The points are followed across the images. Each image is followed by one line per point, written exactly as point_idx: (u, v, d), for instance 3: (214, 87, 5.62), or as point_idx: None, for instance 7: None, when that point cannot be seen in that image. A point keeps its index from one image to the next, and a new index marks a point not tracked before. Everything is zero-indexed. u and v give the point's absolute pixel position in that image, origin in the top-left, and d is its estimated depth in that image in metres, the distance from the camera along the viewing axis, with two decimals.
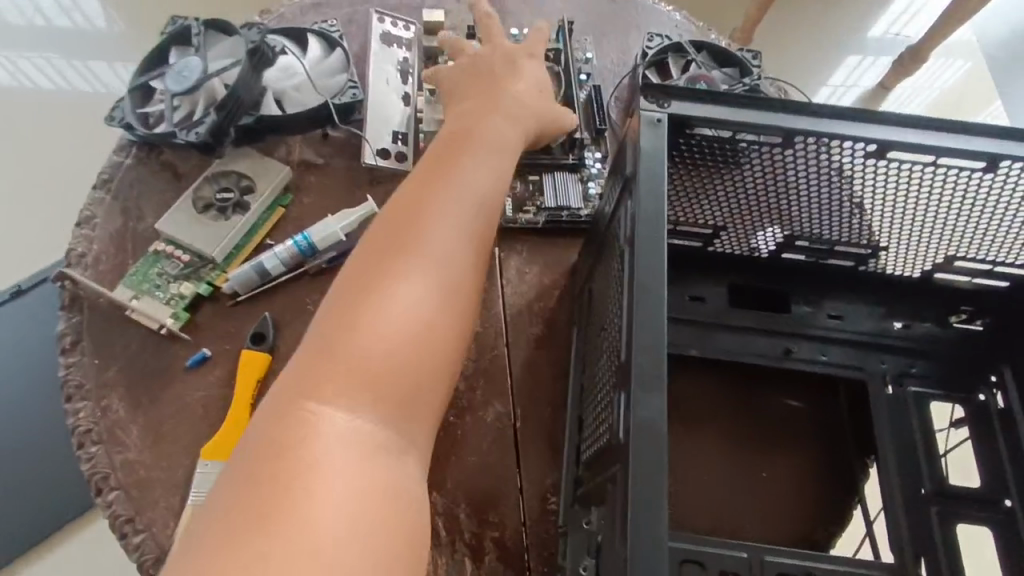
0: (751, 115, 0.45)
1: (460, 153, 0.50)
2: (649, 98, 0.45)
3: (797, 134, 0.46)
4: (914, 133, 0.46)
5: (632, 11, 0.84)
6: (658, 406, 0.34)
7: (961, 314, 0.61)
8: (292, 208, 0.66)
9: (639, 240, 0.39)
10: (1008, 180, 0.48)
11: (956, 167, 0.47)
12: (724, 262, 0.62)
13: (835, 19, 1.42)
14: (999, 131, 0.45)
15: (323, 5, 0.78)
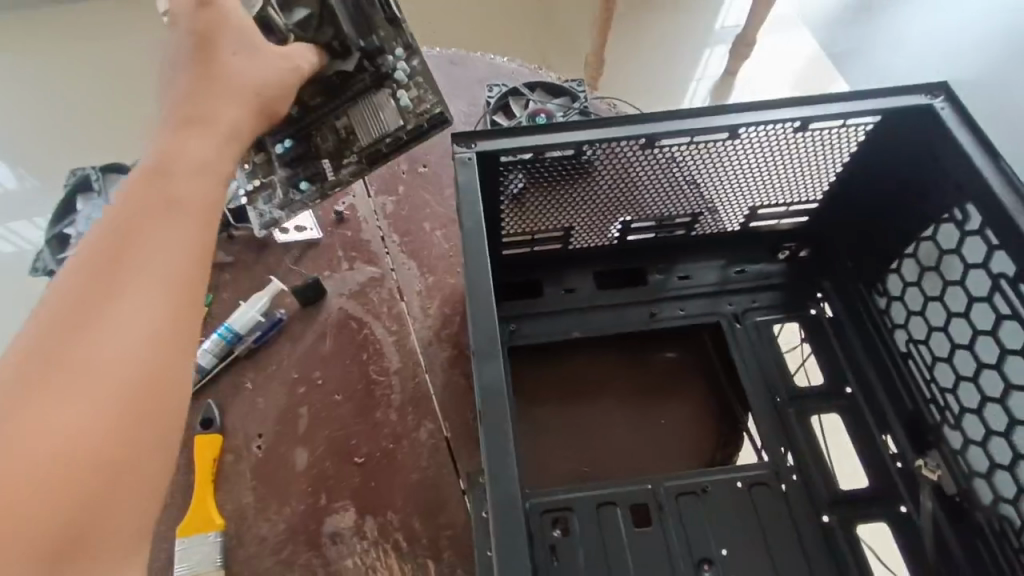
0: (540, 139, 0.56)
1: (158, 190, 0.43)
2: (459, 144, 0.56)
3: (585, 144, 0.57)
4: (666, 119, 0.57)
5: (474, 71, 0.98)
6: (497, 371, 0.44)
7: (785, 251, 0.74)
8: (216, 305, 0.76)
9: (469, 250, 0.49)
10: (753, 140, 0.60)
11: (707, 141, 0.59)
12: (587, 255, 0.72)
13: (672, 29, 1.63)
14: (729, 108, 0.57)
15: None
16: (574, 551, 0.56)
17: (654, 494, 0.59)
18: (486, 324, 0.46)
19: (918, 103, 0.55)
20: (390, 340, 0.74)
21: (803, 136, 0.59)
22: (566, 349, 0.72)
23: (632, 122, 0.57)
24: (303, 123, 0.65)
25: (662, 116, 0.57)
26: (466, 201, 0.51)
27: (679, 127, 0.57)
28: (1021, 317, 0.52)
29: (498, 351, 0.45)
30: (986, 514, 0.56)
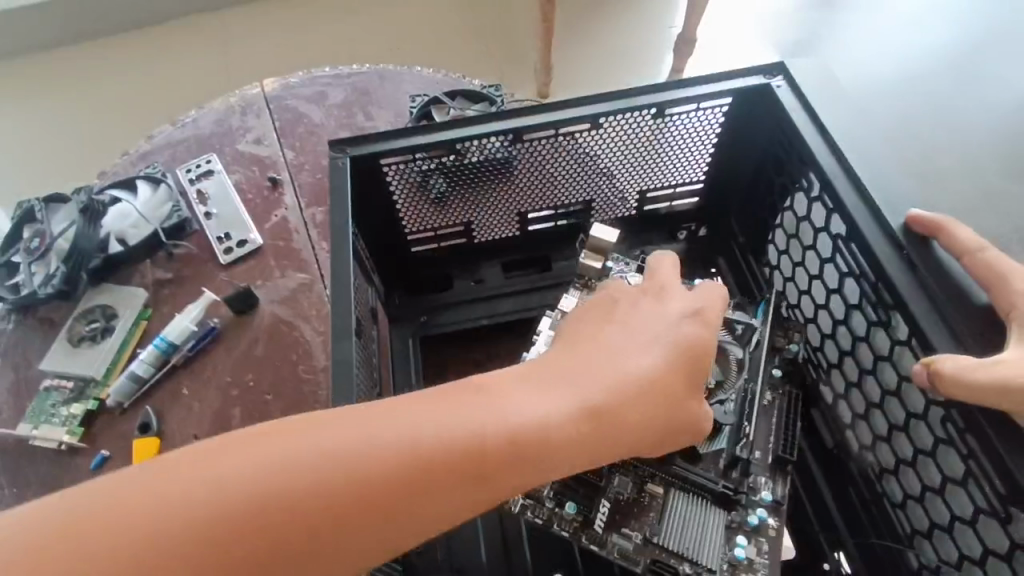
0: (415, 139, 0.62)
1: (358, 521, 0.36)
2: (336, 149, 0.61)
3: (456, 143, 0.63)
4: (530, 116, 0.63)
5: (401, 83, 1.03)
6: (347, 349, 0.49)
7: (685, 231, 0.79)
8: (153, 318, 0.80)
9: (336, 232, 0.54)
10: (616, 128, 0.66)
11: (573, 131, 0.65)
12: (494, 247, 0.77)
13: (617, 35, 1.69)
14: (588, 99, 0.63)
15: (149, 155, 0.96)
16: (470, 520, 0.61)
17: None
18: (346, 305, 0.51)
19: (757, 83, 0.62)
20: (319, 341, 0.79)
21: (663, 122, 0.66)
22: (475, 335, 0.77)
23: (498, 119, 0.63)
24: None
25: (526, 112, 0.63)
26: (336, 199, 0.56)
27: (542, 120, 0.63)
28: (854, 274, 0.55)
29: (351, 332, 0.50)
30: (856, 462, 0.59)
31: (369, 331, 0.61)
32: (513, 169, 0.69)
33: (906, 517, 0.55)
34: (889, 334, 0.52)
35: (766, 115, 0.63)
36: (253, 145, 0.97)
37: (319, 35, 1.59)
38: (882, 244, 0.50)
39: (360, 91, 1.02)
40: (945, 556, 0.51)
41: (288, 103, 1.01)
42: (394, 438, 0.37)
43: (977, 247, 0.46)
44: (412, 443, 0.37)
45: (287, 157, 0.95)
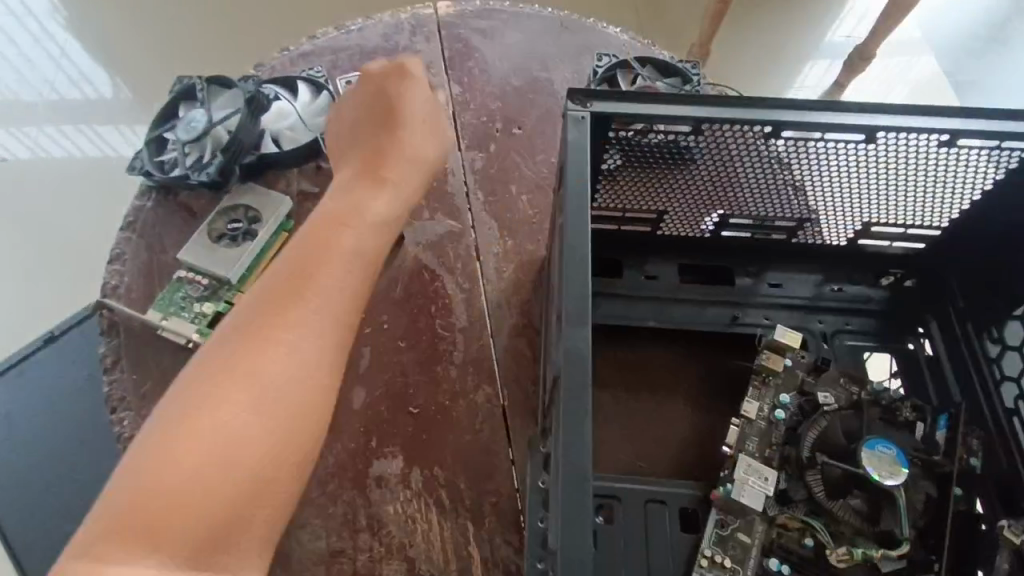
0: (664, 108, 0.53)
1: (218, 366, 0.48)
2: (574, 101, 0.52)
3: (702, 124, 0.53)
4: (803, 113, 0.53)
5: (583, 36, 0.93)
6: (583, 339, 0.42)
7: (890, 277, 0.70)
8: (295, 231, 0.75)
9: (571, 198, 0.47)
10: (888, 148, 0.56)
11: (839, 141, 0.55)
12: (676, 244, 0.70)
13: (783, 30, 1.55)
14: (875, 107, 0.53)
15: (309, 56, 0.90)
16: (615, 541, 0.55)
17: (701, 499, 0.57)
18: (576, 280, 0.43)
19: None
20: (461, 298, 0.73)
21: (946, 152, 0.55)
22: (635, 334, 0.70)
23: (764, 107, 0.53)
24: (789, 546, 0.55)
25: (800, 107, 0.53)
26: (574, 162, 0.48)
27: (816, 121, 0.52)
28: None
29: (587, 319, 0.42)
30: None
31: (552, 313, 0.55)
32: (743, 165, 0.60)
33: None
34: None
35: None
36: None
37: None
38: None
39: (538, 34, 0.93)
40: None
41: (461, 30, 0.93)
42: (277, 279, 0.53)
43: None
44: (287, 265, 0.55)
45: (452, 90, 0.88)
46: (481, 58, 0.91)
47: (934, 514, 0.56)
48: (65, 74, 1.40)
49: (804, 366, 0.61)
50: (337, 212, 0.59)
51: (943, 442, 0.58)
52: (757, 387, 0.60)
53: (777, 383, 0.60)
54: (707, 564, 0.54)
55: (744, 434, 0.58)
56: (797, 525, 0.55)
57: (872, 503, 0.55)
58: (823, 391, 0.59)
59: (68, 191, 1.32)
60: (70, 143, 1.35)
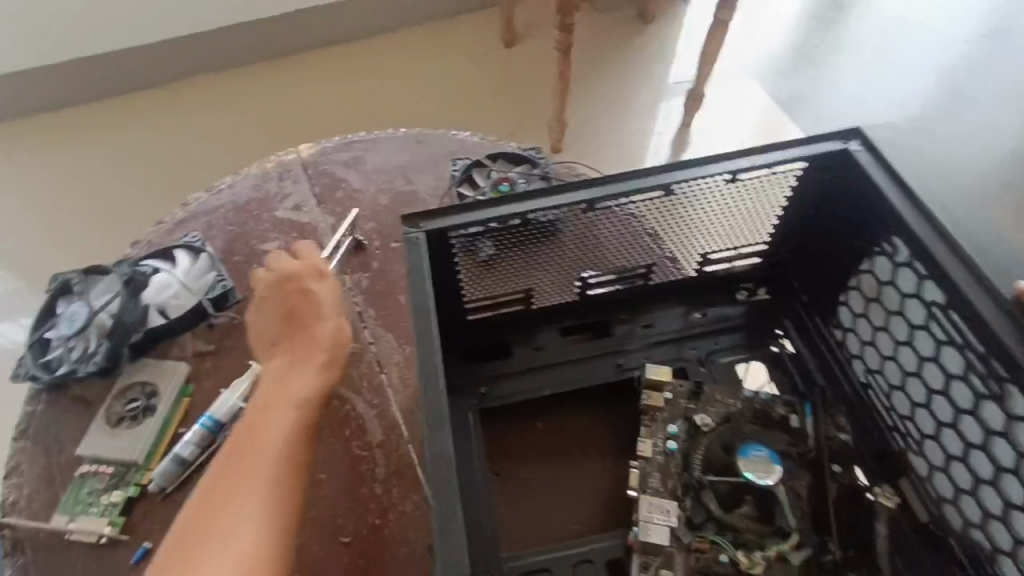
0: (485, 212, 0.61)
1: (192, 567, 0.59)
2: (407, 224, 0.60)
3: (524, 215, 0.62)
4: (602, 188, 0.62)
5: (437, 146, 1.03)
6: (446, 443, 0.47)
7: (745, 291, 0.78)
8: (196, 394, 0.77)
9: (416, 310, 0.54)
10: (686, 194, 0.65)
11: (642, 199, 0.64)
12: (552, 312, 0.77)
13: (625, 89, 1.74)
14: (658, 167, 0.62)
15: (185, 222, 0.94)
16: None
17: (625, 548, 0.62)
18: (435, 390, 0.50)
19: (835, 149, 0.61)
20: (372, 414, 0.76)
21: (735, 186, 0.64)
22: (539, 406, 0.74)
23: (569, 189, 0.62)
24: (710, 568, 0.58)
25: (598, 184, 0.62)
26: (413, 277, 0.56)
27: (614, 191, 0.62)
28: (955, 343, 0.56)
29: (445, 422, 0.48)
30: (960, 540, 0.56)
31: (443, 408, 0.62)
32: (578, 234, 0.68)
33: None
34: (1003, 408, 0.52)
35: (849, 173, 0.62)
36: (292, 211, 0.95)
37: (334, 99, 1.63)
38: (1005, 328, 0.50)
39: (398, 154, 1.02)
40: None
41: (325, 166, 1.01)
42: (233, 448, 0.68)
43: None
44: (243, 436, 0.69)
45: (328, 222, 0.94)
46: (350, 185, 0.99)
47: (818, 498, 0.61)
48: None
49: (682, 394, 0.67)
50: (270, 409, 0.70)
51: (811, 429, 0.65)
52: (646, 424, 0.66)
53: (664, 416, 0.66)
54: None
55: (645, 473, 0.63)
56: (710, 545, 0.59)
57: (764, 508, 0.60)
58: (700, 413, 0.65)
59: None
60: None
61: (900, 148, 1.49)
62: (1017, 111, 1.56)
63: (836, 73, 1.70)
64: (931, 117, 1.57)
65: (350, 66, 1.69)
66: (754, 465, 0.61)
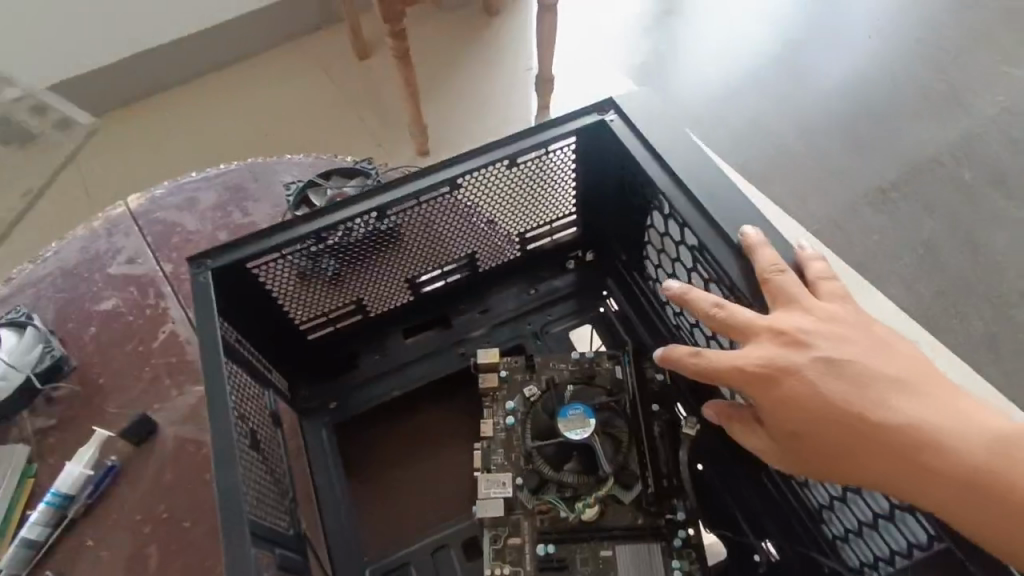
0: (276, 238, 0.64)
1: None
2: (198, 263, 0.62)
3: (317, 232, 0.64)
4: (388, 193, 0.66)
5: (273, 174, 1.02)
6: (231, 475, 0.51)
7: (574, 259, 0.83)
8: (41, 471, 0.75)
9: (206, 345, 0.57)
10: (473, 184, 0.69)
11: (432, 196, 0.68)
12: (391, 317, 0.78)
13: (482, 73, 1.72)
14: (436, 165, 0.67)
15: (11, 297, 0.91)
16: None
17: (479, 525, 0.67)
18: (225, 425, 0.53)
19: (593, 121, 0.68)
20: None
21: (516, 169, 0.70)
22: (395, 410, 0.76)
23: (357, 201, 0.65)
24: (556, 524, 0.63)
25: (383, 190, 0.66)
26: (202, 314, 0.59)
27: (398, 195, 0.65)
28: (716, 279, 0.62)
29: (233, 457, 0.51)
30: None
31: (267, 437, 0.63)
32: (388, 241, 0.71)
33: (812, 493, 0.61)
34: None
35: (609, 145, 0.69)
36: (126, 265, 0.93)
37: (184, 143, 1.57)
38: (733, 264, 0.58)
39: (233, 188, 1.01)
40: (848, 525, 0.58)
41: (157, 213, 0.98)
42: None
43: (826, 276, 0.55)
44: None
45: (164, 270, 0.92)
46: (184, 228, 0.96)
47: (636, 439, 0.66)
48: None
49: (517, 368, 0.72)
50: None
51: (626, 376, 0.70)
52: (489, 406, 0.71)
53: (502, 395, 0.71)
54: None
55: (489, 452, 0.68)
56: (549, 505, 0.64)
57: (589, 458, 0.65)
58: (529, 386, 0.71)
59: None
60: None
61: (742, 96, 1.58)
62: (847, 41, 1.65)
63: (686, 26, 1.72)
64: (771, 59, 1.64)
65: (196, 103, 1.63)
66: (574, 422, 0.65)
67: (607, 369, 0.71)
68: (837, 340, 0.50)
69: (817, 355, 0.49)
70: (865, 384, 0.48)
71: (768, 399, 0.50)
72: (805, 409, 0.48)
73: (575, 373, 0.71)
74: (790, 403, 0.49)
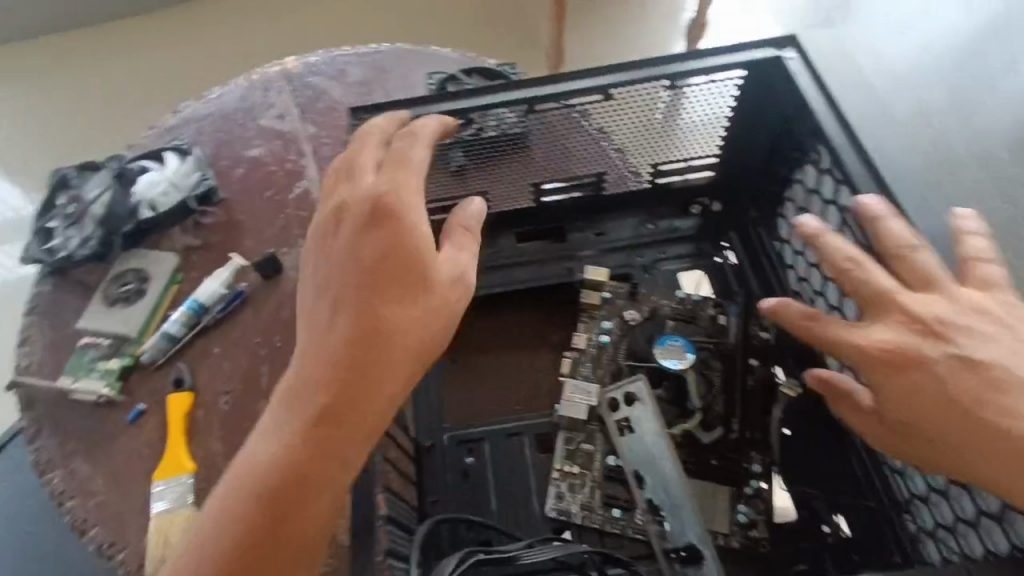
0: (428, 110, 0.66)
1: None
2: (358, 115, 0.66)
3: (466, 113, 0.66)
4: (541, 88, 0.65)
5: (417, 62, 1.05)
6: None
7: (699, 206, 0.81)
8: (183, 282, 0.84)
9: None
10: (625, 100, 0.68)
11: (583, 102, 0.67)
12: (507, 218, 0.79)
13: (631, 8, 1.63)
14: (596, 71, 0.65)
15: (174, 129, 1.00)
16: (485, 475, 0.70)
17: (553, 425, 0.72)
18: None
19: (770, 55, 0.65)
20: None
21: (676, 92, 0.68)
22: (493, 305, 0.81)
23: (511, 91, 0.66)
24: (634, 452, 0.63)
25: (539, 84, 0.65)
26: (356, 165, 0.63)
27: (551, 93, 0.65)
28: (863, 246, 0.59)
29: None
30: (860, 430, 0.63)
31: None
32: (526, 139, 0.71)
33: (903, 484, 0.59)
34: None
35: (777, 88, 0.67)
36: (276, 120, 1.00)
37: (330, 28, 1.62)
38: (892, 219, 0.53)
39: (378, 69, 1.04)
40: (941, 516, 0.55)
41: (308, 79, 1.04)
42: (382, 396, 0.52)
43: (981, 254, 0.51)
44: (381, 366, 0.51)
45: (309, 131, 0.98)
46: (330, 99, 1.02)
47: (727, 383, 0.68)
48: None
49: (621, 295, 0.74)
50: (414, 336, 0.52)
51: (730, 326, 0.70)
52: (585, 321, 0.74)
53: (601, 314, 0.74)
54: (560, 475, 0.67)
55: (577, 363, 0.71)
56: None
57: (676, 390, 0.68)
58: (630, 312, 0.73)
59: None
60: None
61: None
62: None
63: None
64: None
65: None
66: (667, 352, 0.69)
67: (715, 314, 0.71)
68: (971, 333, 0.48)
69: (954, 351, 0.48)
70: (999, 381, 0.46)
71: (891, 386, 0.49)
72: (938, 407, 0.47)
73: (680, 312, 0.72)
74: (908, 392, 0.48)
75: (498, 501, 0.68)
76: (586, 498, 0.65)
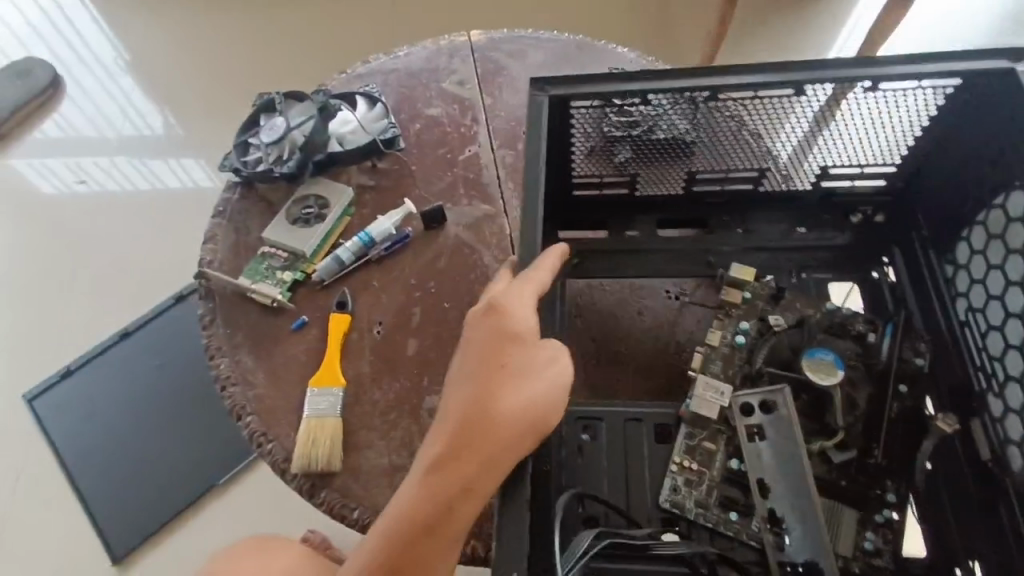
0: (609, 89, 0.63)
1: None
2: (535, 88, 0.64)
3: (648, 94, 0.64)
4: (733, 76, 0.62)
5: (598, 55, 1.08)
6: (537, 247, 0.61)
7: (860, 214, 0.81)
8: (355, 216, 0.90)
9: (528, 165, 0.62)
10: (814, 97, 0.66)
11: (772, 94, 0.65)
12: (660, 200, 0.82)
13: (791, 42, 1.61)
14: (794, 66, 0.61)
15: (363, 76, 1.06)
16: (599, 457, 0.69)
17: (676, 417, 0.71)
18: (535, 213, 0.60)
19: (999, 66, 0.59)
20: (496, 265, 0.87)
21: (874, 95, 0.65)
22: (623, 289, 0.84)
23: (699, 74, 0.63)
24: (759, 461, 0.64)
25: (731, 71, 0.62)
26: (531, 140, 0.62)
27: (744, 84, 0.62)
28: None
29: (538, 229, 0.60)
30: (1015, 479, 0.62)
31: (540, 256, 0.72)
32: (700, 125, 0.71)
33: None
34: None
35: (995, 99, 0.62)
36: (456, 86, 1.05)
37: (491, 12, 1.68)
38: None
39: (559, 55, 1.08)
40: None
41: (491, 53, 1.09)
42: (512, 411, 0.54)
43: None
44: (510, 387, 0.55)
45: (485, 102, 1.03)
46: (509, 75, 1.06)
47: (874, 408, 0.69)
48: (125, 111, 1.61)
49: (763, 295, 0.75)
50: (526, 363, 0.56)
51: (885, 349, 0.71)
52: (721, 319, 0.74)
53: (739, 313, 0.74)
54: (677, 468, 0.68)
55: (709, 358, 0.72)
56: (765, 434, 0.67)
57: (815, 401, 0.69)
58: (774, 318, 0.73)
59: (116, 214, 1.48)
60: (141, 167, 1.53)
61: None
62: None
63: None
64: None
65: None
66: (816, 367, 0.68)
67: (862, 335, 0.72)
68: None
69: None
70: None
71: None
72: None
73: (827, 329, 0.72)
74: None
75: (608, 482, 0.68)
76: (704, 496, 0.66)
